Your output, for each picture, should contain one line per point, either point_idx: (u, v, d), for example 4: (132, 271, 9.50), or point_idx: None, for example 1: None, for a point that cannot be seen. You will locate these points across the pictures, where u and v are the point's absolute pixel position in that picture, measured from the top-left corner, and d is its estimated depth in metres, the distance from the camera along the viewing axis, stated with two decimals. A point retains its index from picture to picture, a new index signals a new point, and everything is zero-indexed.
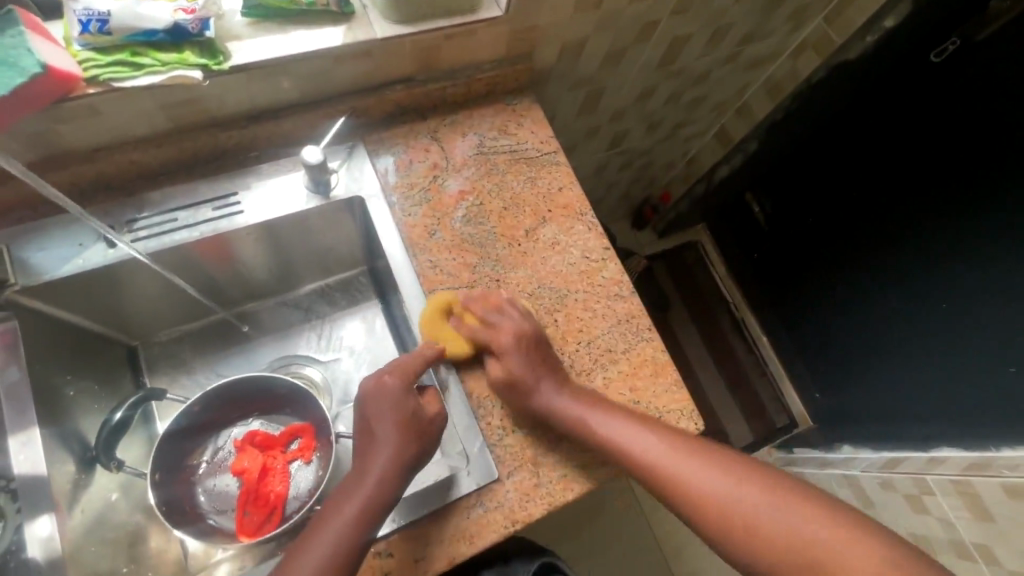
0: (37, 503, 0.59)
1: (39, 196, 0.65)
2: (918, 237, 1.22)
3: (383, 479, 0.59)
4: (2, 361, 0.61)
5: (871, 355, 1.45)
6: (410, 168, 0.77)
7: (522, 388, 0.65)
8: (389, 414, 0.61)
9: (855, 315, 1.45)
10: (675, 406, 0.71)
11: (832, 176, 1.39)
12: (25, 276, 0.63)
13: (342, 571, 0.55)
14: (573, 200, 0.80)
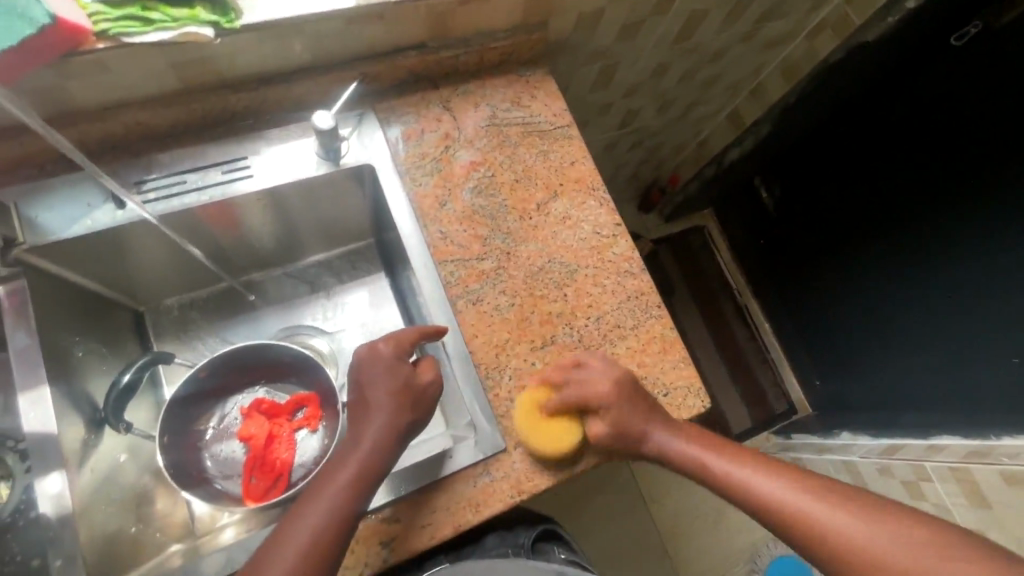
0: (47, 461, 0.59)
1: (47, 154, 0.64)
2: (925, 225, 1.22)
3: (380, 445, 0.59)
4: (10, 326, 0.60)
5: (872, 343, 1.45)
6: (420, 138, 0.76)
7: (634, 434, 0.63)
8: (383, 382, 0.62)
9: (859, 303, 1.45)
10: (682, 382, 0.71)
11: (845, 162, 1.37)
12: (34, 234, 0.62)
13: (339, 534, 0.54)
14: (585, 174, 0.79)
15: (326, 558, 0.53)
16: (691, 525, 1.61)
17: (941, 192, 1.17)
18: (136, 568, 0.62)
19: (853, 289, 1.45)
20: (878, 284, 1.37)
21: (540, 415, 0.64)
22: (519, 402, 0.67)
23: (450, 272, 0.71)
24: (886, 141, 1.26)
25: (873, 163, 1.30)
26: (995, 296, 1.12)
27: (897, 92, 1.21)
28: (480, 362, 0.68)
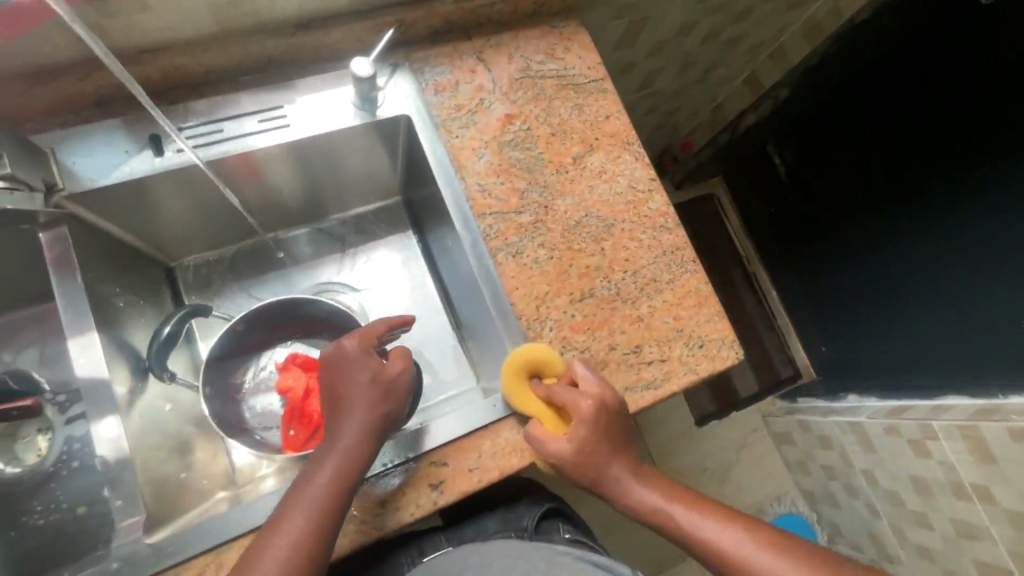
0: (101, 406, 0.59)
1: (80, 101, 0.62)
2: (913, 209, 1.29)
3: (361, 435, 0.59)
4: (58, 272, 0.60)
5: (876, 306, 1.47)
6: (455, 89, 0.75)
7: (594, 459, 0.63)
8: (355, 377, 0.62)
9: (864, 264, 1.46)
10: (717, 335, 0.72)
11: (861, 126, 1.36)
12: (73, 181, 0.61)
13: (327, 526, 0.54)
14: (619, 128, 0.78)
15: (318, 555, 0.52)
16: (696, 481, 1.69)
17: (955, 154, 1.18)
18: (185, 513, 0.63)
19: (857, 260, 1.48)
20: (888, 253, 1.38)
21: (528, 396, 0.64)
22: (561, 351, 0.68)
23: (490, 225, 0.70)
24: (884, 124, 1.31)
25: (876, 140, 1.33)
26: (996, 257, 1.15)
27: (903, 75, 1.23)
28: (522, 313, 0.68)
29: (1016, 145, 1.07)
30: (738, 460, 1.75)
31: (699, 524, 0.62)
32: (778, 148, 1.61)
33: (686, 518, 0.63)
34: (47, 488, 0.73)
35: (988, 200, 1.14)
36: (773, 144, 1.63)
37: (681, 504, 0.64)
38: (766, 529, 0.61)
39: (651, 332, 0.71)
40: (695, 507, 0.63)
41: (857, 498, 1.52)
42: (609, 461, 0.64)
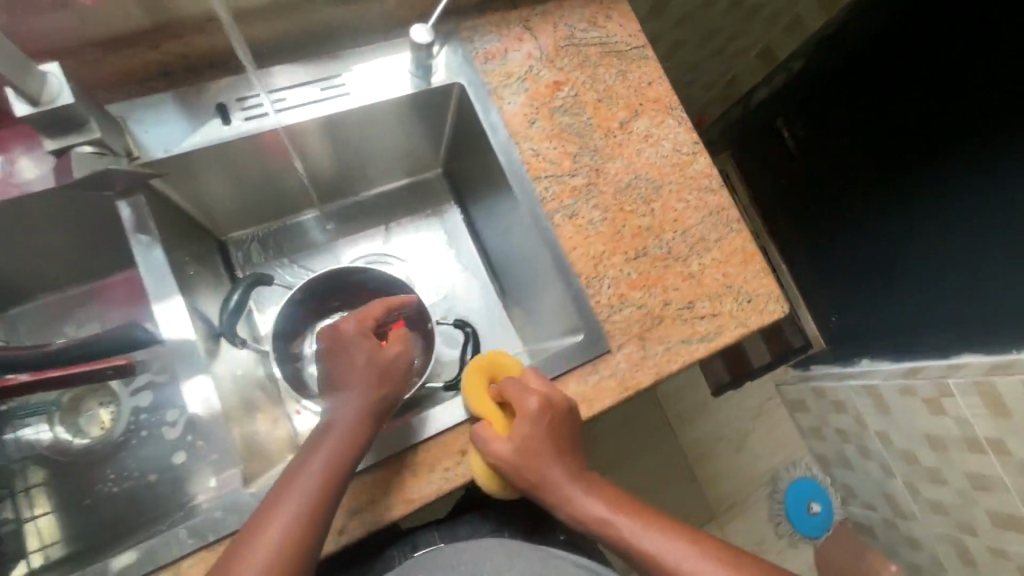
0: (191, 366, 0.62)
1: (147, 71, 0.63)
2: (904, 189, 1.36)
3: (359, 420, 0.61)
4: (139, 239, 0.62)
5: (879, 275, 1.49)
6: (505, 57, 0.76)
7: (536, 461, 0.63)
8: (352, 362, 0.65)
9: (868, 237, 1.48)
10: (763, 290, 0.75)
11: (868, 102, 1.39)
12: (147, 150, 0.62)
13: (322, 511, 0.55)
14: (662, 93, 0.80)
15: (312, 534, 0.53)
16: (713, 450, 1.72)
17: (956, 127, 1.22)
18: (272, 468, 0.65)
19: (859, 234, 1.51)
20: (892, 225, 1.41)
21: (482, 396, 0.66)
22: (619, 308, 0.71)
23: (545, 188, 0.73)
24: (882, 105, 1.36)
25: (876, 116, 1.38)
26: (996, 225, 1.18)
27: (908, 56, 1.28)
28: (581, 273, 0.71)
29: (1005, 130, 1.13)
30: (754, 428, 1.78)
31: (637, 532, 0.61)
32: (786, 122, 1.62)
33: (623, 526, 0.62)
34: (117, 458, 0.76)
35: (964, 183, 1.23)
36: (782, 118, 1.63)
37: (626, 518, 0.62)
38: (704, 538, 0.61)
39: (702, 289, 0.74)
40: (640, 522, 0.62)
41: (870, 458, 1.57)
42: (554, 470, 0.64)
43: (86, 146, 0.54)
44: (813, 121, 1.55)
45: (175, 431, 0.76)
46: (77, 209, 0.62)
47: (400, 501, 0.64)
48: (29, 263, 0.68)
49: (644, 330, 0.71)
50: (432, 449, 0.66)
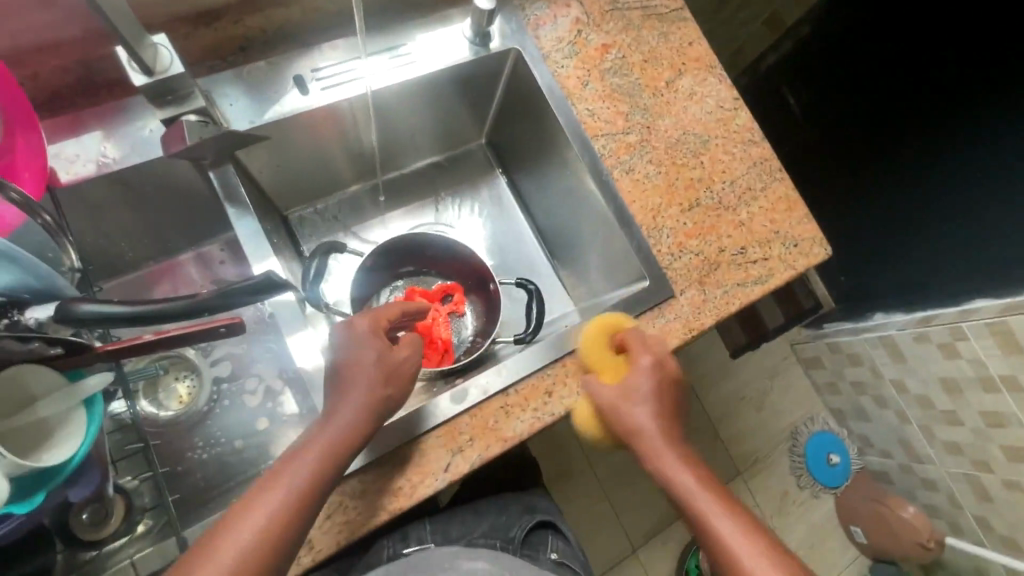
0: (293, 322, 0.68)
1: (230, 45, 0.66)
2: (906, 172, 1.28)
3: (361, 417, 0.60)
4: (237, 209, 0.65)
5: (897, 236, 1.37)
6: (555, 23, 0.79)
7: (633, 399, 0.65)
8: (361, 357, 0.62)
9: (879, 200, 1.37)
10: (807, 235, 0.79)
11: (870, 75, 1.27)
12: (237, 121, 0.64)
13: (309, 502, 0.55)
14: (703, 53, 0.84)
15: (291, 524, 0.53)
16: (734, 411, 1.70)
17: (955, 102, 1.12)
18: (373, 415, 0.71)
19: (863, 214, 1.44)
20: (889, 201, 1.34)
21: (600, 350, 0.68)
22: (679, 256, 0.75)
23: (603, 146, 0.77)
24: (886, 80, 1.24)
25: (878, 92, 1.27)
26: (996, 204, 1.11)
27: (915, 27, 1.15)
28: (641, 223, 0.75)
29: (1011, 113, 1.04)
30: (772, 387, 1.75)
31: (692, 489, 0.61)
32: (791, 87, 1.48)
33: (682, 478, 0.62)
34: (204, 426, 0.78)
35: (970, 168, 1.14)
36: (787, 84, 1.50)
37: (711, 498, 0.60)
38: (757, 522, 0.59)
39: (753, 236, 0.78)
40: (726, 508, 0.59)
41: (886, 407, 1.51)
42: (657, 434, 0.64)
43: (191, 114, 0.56)
44: (821, 93, 1.41)
45: (257, 399, 0.80)
46: (170, 178, 0.65)
47: (495, 440, 0.65)
48: (126, 241, 0.71)
49: (702, 276, 0.75)
50: (522, 391, 0.68)
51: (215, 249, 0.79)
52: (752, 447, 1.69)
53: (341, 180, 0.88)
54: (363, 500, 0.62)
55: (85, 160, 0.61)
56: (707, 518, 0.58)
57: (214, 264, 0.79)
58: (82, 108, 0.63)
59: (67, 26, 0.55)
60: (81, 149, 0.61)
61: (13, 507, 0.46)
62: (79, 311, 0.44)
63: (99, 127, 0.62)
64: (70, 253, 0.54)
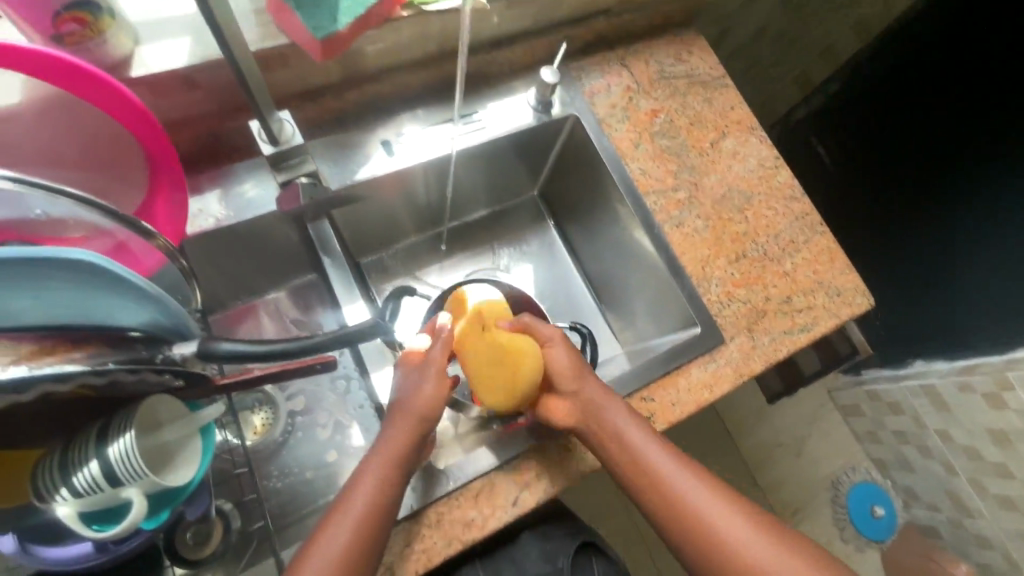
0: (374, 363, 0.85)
1: (329, 113, 0.75)
2: (931, 219, 1.31)
3: (401, 455, 0.64)
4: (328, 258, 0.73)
5: (933, 287, 1.38)
6: (609, 91, 0.88)
7: (563, 340, 0.72)
8: (410, 389, 0.67)
9: (918, 249, 1.39)
10: (849, 285, 0.83)
11: (907, 126, 1.29)
12: (336, 180, 0.73)
13: (371, 540, 0.59)
14: (743, 116, 0.91)
15: (354, 560, 0.57)
16: (774, 457, 1.67)
17: (994, 155, 1.14)
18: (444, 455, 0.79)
19: (895, 256, 1.46)
20: (934, 248, 1.34)
21: (496, 307, 0.75)
22: (729, 304, 0.79)
23: (654, 202, 0.83)
24: (915, 127, 1.28)
25: (917, 138, 1.28)
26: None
27: (939, 78, 1.19)
28: (693, 273, 0.81)
29: None
30: (810, 434, 1.72)
31: (631, 433, 0.66)
32: (822, 138, 1.51)
33: (623, 425, 0.67)
34: (279, 456, 0.83)
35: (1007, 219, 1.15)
36: (817, 136, 1.53)
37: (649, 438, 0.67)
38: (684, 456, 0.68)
39: (798, 285, 0.82)
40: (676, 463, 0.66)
41: (932, 457, 1.48)
42: (603, 404, 0.68)
43: (304, 177, 0.64)
44: (852, 138, 1.43)
45: (327, 431, 0.85)
46: (270, 233, 0.73)
47: (561, 476, 0.70)
48: (220, 282, 0.79)
49: (750, 323, 0.79)
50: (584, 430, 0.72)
51: (286, 299, 0.86)
52: (793, 495, 1.65)
53: (404, 231, 0.95)
54: (438, 529, 0.66)
55: (206, 216, 0.69)
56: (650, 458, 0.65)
57: (284, 319, 0.85)
58: (203, 171, 0.71)
59: (206, 103, 0.65)
60: (203, 205, 0.69)
61: (144, 522, 0.53)
62: (217, 349, 0.51)
63: (215, 188, 0.70)
64: (197, 294, 0.61)
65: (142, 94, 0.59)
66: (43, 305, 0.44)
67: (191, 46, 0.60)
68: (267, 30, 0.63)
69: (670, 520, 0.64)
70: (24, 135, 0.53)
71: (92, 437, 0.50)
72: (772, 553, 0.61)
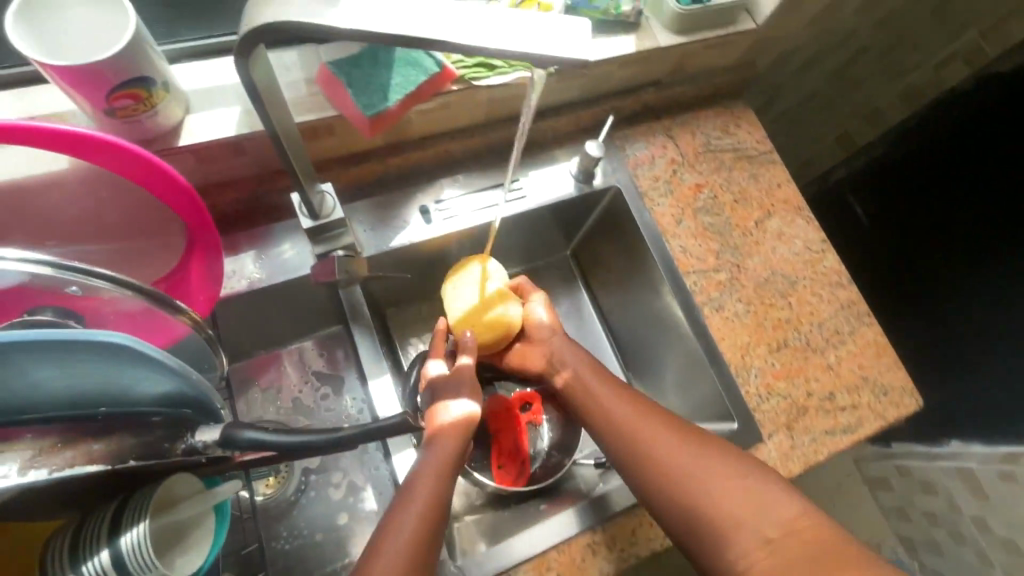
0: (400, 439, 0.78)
1: (370, 177, 0.74)
2: (985, 296, 1.14)
3: (423, 528, 0.56)
4: (360, 329, 0.73)
5: (982, 381, 1.20)
6: (652, 163, 0.86)
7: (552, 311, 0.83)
8: (433, 463, 0.61)
9: (970, 335, 1.20)
10: (897, 384, 0.79)
11: (957, 195, 1.15)
12: (371, 246, 0.72)
13: None
14: (790, 195, 0.88)
15: None
16: None
17: None
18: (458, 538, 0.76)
19: (934, 338, 1.28)
20: (990, 333, 1.15)
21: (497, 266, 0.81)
22: (768, 397, 0.76)
23: (694, 282, 0.80)
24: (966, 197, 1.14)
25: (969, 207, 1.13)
26: None
27: (999, 142, 1.06)
28: (732, 362, 0.77)
29: None
30: (834, 505, 1.64)
31: (612, 406, 0.71)
32: (858, 203, 1.37)
33: (602, 396, 0.73)
34: (290, 516, 0.81)
35: None
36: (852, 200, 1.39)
37: (631, 410, 0.70)
38: (677, 422, 0.68)
39: (841, 380, 0.78)
40: (665, 433, 0.66)
41: (964, 544, 1.36)
42: (575, 363, 0.77)
43: (341, 251, 0.63)
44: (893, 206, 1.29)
45: (341, 492, 0.82)
46: (302, 293, 0.72)
47: None
48: (248, 336, 0.78)
49: (789, 420, 0.75)
50: (610, 529, 0.69)
51: (312, 348, 0.83)
52: None
53: None
54: None
55: (239, 277, 0.68)
56: (631, 426, 0.68)
57: (308, 369, 0.82)
58: (240, 230, 0.71)
59: (249, 167, 0.65)
60: (237, 266, 0.69)
61: None
62: (241, 437, 0.49)
63: (252, 248, 0.70)
64: (222, 360, 0.60)
65: (190, 162, 0.59)
66: (65, 382, 0.43)
67: (240, 115, 0.60)
68: (315, 101, 0.62)
69: (664, 494, 0.63)
70: (73, 203, 0.53)
71: (104, 524, 0.48)
72: (772, 516, 0.59)
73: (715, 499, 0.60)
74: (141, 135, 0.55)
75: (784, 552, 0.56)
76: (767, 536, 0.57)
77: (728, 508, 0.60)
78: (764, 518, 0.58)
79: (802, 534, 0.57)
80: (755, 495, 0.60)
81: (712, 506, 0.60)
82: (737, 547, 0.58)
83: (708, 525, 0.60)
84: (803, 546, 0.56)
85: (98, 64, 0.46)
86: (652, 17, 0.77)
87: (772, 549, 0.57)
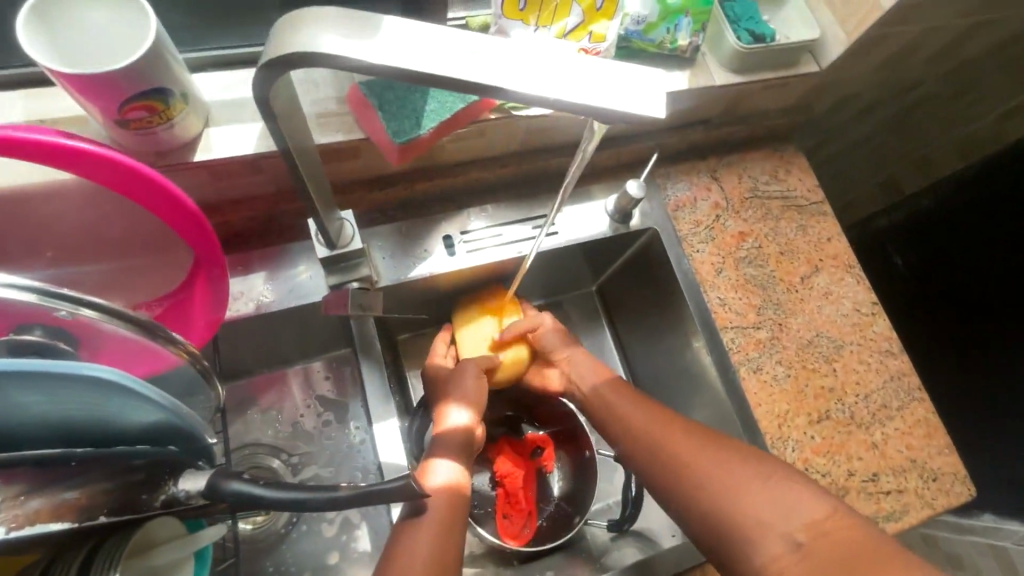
0: None
1: (396, 201, 0.70)
2: None
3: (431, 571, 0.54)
4: (369, 366, 0.68)
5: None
6: (694, 205, 0.80)
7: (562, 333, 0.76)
8: (436, 517, 0.57)
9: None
10: (948, 469, 0.72)
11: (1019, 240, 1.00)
12: (388, 276, 0.67)
13: None
14: (841, 250, 0.81)
15: None
16: None
17: None
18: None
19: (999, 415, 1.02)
20: None
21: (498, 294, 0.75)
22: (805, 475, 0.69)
23: (732, 339, 0.74)
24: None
25: None
26: None
27: None
28: (766, 431, 0.71)
29: None
30: None
31: (628, 409, 0.68)
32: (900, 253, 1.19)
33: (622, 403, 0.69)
34: (278, 549, 0.76)
35: None
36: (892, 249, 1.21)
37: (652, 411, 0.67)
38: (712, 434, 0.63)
39: (886, 461, 0.71)
40: (691, 440, 0.63)
41: None
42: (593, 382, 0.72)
43: (354, 283, 0.59)
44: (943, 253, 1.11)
45: (334, 530, 0.77)
46: (313, 318, 0.68)
47: None
48: (254, 358, 0.74)
49: None
50: None
51: (319, 370, 0.78)
52: None
53: None
54: None
55: (246, 298, 0.64)
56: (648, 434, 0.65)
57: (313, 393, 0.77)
58: (252, 248, 0.67)
59: (268, 184, 0.61)
60: (246, 287, 0.64)
61: None
62: (226, 490, 0.45)
63: (264, 268, 0.66)
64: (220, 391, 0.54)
65: (204, 177, 0.56)
66: (46, 413, 0.39)
67: (262, 132, 0.56)
68: (344, 121, 0.59)
69: (687, 504, 0.59)
70: (74, 214, 0.49)
71: (72, 569, 0.43)
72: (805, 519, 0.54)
73: (742, 508, 0.56)
74: (154, 147, 0.52)
75: (815, 555, 0.52)
76: (798, 538, 0.53)
77: (758, 514, 0.55)
78: (793, 517, 0.54)
79: (832, 533, 0.53)
80: (779, 496, 0.56)
81: (738, 518, 0.56)
82: (765, 551, 0.54)
83: (737, 531, 0.56)
84: (835, 543, 0.52)
85: (112, 73, 0.42)
86: (707, 52, 0.72)
87: (805, 552, 0.52)
